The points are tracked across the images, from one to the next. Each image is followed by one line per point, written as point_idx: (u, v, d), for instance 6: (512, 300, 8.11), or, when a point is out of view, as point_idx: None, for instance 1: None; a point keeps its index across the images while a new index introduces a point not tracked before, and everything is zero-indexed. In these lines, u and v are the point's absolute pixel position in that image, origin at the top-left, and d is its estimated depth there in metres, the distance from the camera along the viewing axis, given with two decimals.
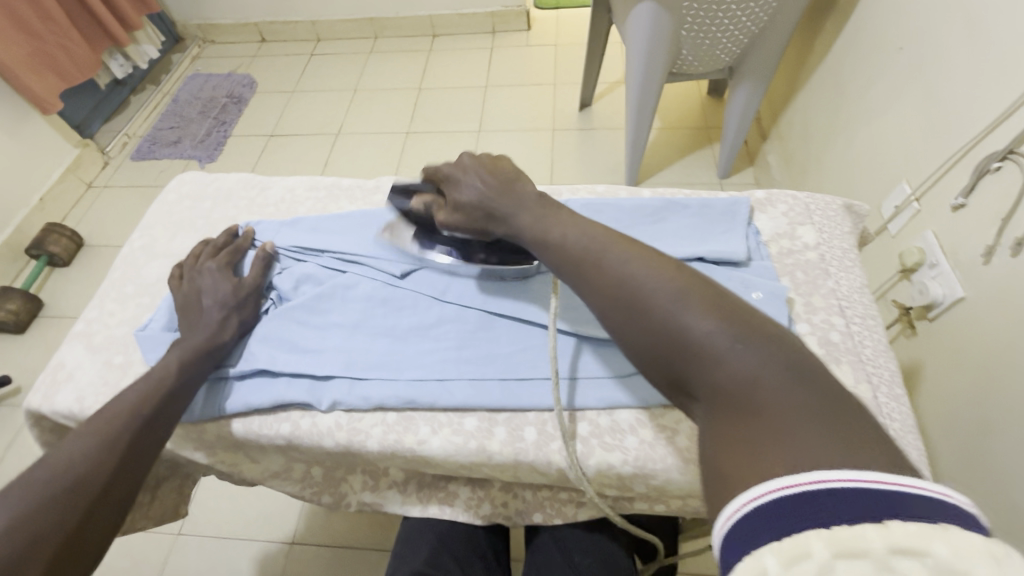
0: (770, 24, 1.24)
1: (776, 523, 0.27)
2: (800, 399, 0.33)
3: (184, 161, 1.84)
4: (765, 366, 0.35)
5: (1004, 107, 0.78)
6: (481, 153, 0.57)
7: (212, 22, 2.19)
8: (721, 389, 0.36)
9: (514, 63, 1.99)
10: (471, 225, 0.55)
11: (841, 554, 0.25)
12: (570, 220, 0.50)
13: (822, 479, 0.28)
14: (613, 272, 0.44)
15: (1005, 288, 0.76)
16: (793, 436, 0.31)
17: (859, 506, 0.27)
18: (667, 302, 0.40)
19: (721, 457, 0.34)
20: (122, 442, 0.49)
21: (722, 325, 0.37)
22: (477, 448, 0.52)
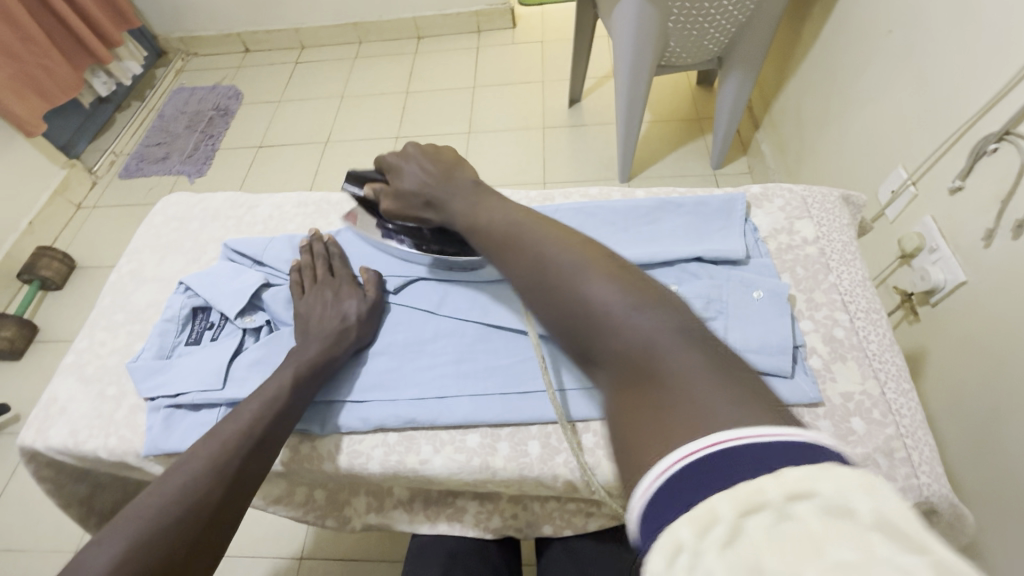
0: (756, 12, 1.23)
1: (681, 490, 0.26)
2: (688, 355, 0.35)
3: (173, 177, 1.82)
4: (660, 330, 0.37)
5: (999, 87, 0.77)
6: (424, 143, 0.61)
7: (194, 34, 2.16)
8: (622, 356, 0.37)
9: (500, 61, 1.97)
10: (410, 211, 0.60)
11: (746, 511, 0.23)
12: (500, 205, 0.53)
13: (713, 438, 0.28)
14: (529, 255, 0.46)
15: (1008, 271, 0.75)
16: (680, 391, 0.33)
17: (751, 459, 0.26)
18: (575, 279, 0.43)
19: (622, 421, 0.35)
20: (230, 467, 0.45)
21: (623, 297, 0.40)
22: (480, 465, 0.51)
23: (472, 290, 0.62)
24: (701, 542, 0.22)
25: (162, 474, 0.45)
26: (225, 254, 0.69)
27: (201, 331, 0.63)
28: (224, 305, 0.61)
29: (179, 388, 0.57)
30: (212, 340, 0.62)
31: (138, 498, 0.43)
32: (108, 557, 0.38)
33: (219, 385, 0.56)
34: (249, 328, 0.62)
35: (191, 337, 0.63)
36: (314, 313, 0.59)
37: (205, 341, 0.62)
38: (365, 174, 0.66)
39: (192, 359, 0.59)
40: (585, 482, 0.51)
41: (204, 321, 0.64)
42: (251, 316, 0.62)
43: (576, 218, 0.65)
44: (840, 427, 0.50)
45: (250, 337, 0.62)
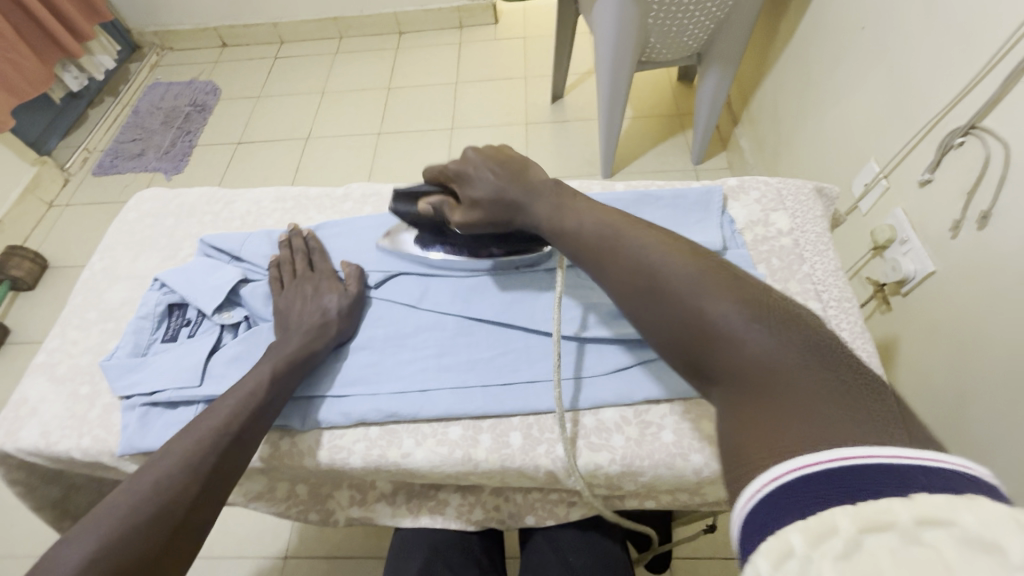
0: (734, 8, 1.24)
1: (797, 502, 0.26)
2: (815, 377, 0.33)
3: (149, 174, 1.78)
4: (784, 346, 0.35)
5: (965, 83, 0.80)
6: (485, 146, 0.56)
7: (169, 28, 2.12)
8: (734, 370, 0.36)
9: (483, 57, 1.97)
10: (487, 219, 0.54)
11: (869, 528, 0.22)
12: (588, 207, 0.51)
13: (840, 456, 0.27)
14: (631, 258, 0.44)
15: (974, 261, 0.77)
16: (806, 412, 0.31)
17: (882, 483, 0.25)
18: (683, 283, 0.40)
19: (734, 433, 0.34)
20: (207, 463, 0.45)
21: (742, 307, 0.37)
22: (462, 457, 0.52)
23: (454, 283, 0.62)
24: (812, 551, 0.22)
25: (137, 470, 0.44)
26: (202, 249, 0.68)
27: (177, 328, 0.62)
28: (200, 301, 0.61)
29: (155, 386, 0.56)
30: (189, 337, 0.61)
31: (113, 494, 0.42)
32: (78, 557, 0.38)
33: (197, 382, 0.56)
34: (227, 324, 0.61)
35: (167, 334, 0.62)
36: (294, 307, 0.58)
37: (182, 338, 0.61)
38: (411, 189, 0.60)
39: (168, 356, 0.58)
40: (567, 472, 0.51)
41: (180, 318, 0.63)
42: (229, 312, 0.62)
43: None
44: None
45: (228, 334, 0.61)
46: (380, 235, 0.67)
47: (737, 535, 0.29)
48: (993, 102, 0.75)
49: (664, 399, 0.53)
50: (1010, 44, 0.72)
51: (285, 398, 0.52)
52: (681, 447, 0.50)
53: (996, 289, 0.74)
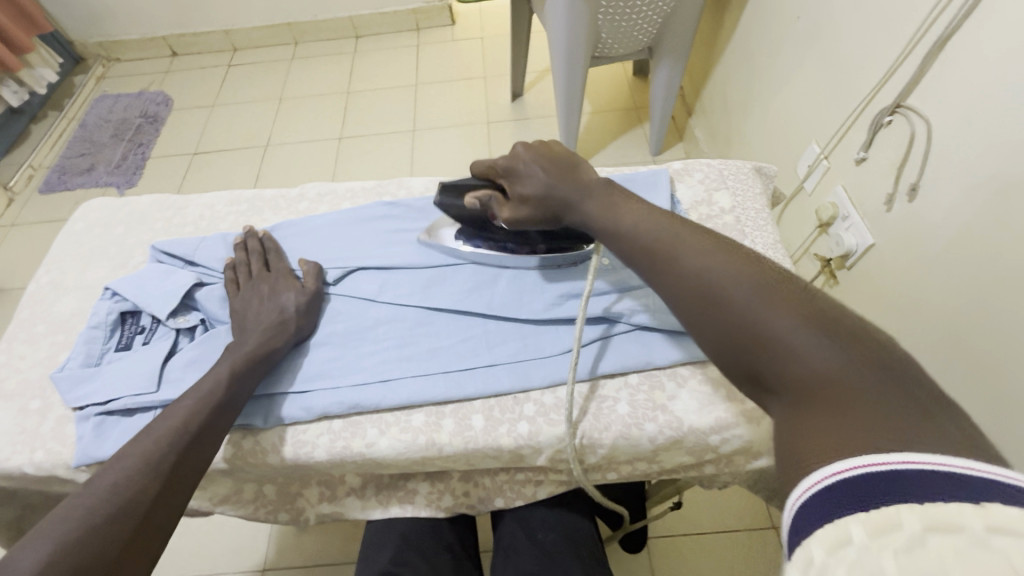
0: (680, 2, 1.29)
1: (864, 498, 0.27)
2: (886, 394, 0.32)
3: (100, 189, 1.72)
4: (846, 363, 0.34)
5: (889, 65, 0.85)
6: (534, 141, 0.56)
7: (114, 38, 2.05)
8: (798, 382, 0.35)
9: (441, 58, 1.98)
10: (533, 214, 0.55)
11: (933, 528, 0.23)
12: (638, 209, 0.50)
13: (908, 459, 0.27)
14: (688, 265, 0.43)
15: (907, 231, 0.83)
16: (881, 424, 0.30)
17: (954, 489, 0.25)
18: (744, 293, 0.39)
19: (795, 442, 0.34)
20: (167, 463, 0.45)
21: (807, 323, 0.36)
22: (426, 442, 0.53)
23: (414, 275, 0.63)
24: (874, 541, 0.24)
25: (93, 474, 0.44)
26: (153, 255, 0.67)
27: (132, 336, 0.61)
28: (153, 307, 0.60)
29: (110, 394, 0.55)
30: (144, 344, 0.60)
31: (70, 498, 0.42)
32: (33, 560, 0.37)
33: (154, 387, 0.55)
34: (183, 328, 0.60)
35: (121, 342, 0.61)
36: (253, 304, 0.59)
37: (137, 346, 0.60)
38: (459, 184, 0.62)
39: (123, 364, 0.57)
40: (530, 449, 0.52)
41: (134, 325, 0.62)
42: (185, 316, 0.61)
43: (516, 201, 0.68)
44: None
45: (184, 338, 0.61)
46: (339, 232, 0.68)
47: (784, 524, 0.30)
48: (914, 82, 0.80)
49: (619, 372, 0.55)
50: (926, 27, 0.77)
51: (246, 396, 0.53)
52: (636, 417, 0.53)
53: (927, 257, 0.79)
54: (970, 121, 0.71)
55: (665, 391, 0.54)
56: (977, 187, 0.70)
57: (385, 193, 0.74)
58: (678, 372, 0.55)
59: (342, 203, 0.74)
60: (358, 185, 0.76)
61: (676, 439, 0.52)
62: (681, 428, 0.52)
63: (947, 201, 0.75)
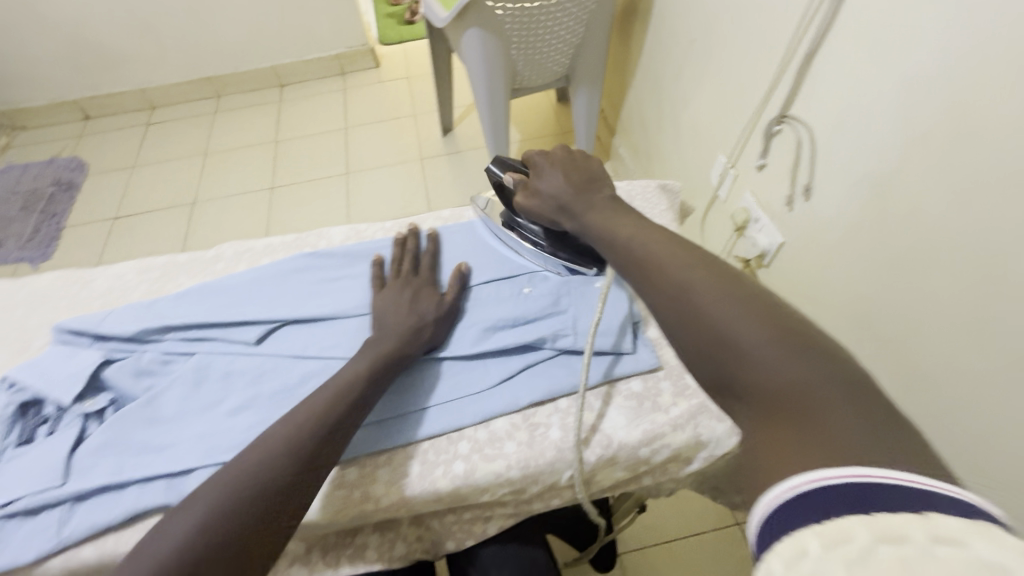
0: (587, 33, 1.36)
1: (822, 512, 0.26)
2: (855, 419, 0.31)
3: (10, 266, 1.60)
4: (818, 381, 0.33)
5: (770, 79, 0.92)
6: (572, 150, 0.62)
7: (19, 106, 1.95)
8: (766, 390, 0.34)
9: (369, 100, 1.99)
10: (544, 212, 0.61)
11: (882, 538, 0.23)
12: (636, 226, 0.51)
13: (856, 473, 0.27)
14: (674, 281, 0.42)
15: (808, 228, 0.89)
16: (848, 442, 0.30)
17: (898, 501, 0.25)
18: (725, 307, 0.38)
19: (760, 452, 0.33)
20: (228, 526, 0.39)
21: (784, 340, 0.35)
22: (361, 496, 0.51)
23: (342, 325, 0.62)
24: (831, 554, 0.23)
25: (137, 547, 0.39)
26: (56, 336, 0.63)
27: (34, 428, 0.57)
28: (56, 393, 0.56)
29: (9, 494, 0.50)
30: (49, 435, 0.56)
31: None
32: None
33: (59, 480, 0.51)
34: (91, 412, 0.57)
35: (22, 436, 0.56)
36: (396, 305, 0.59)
37: (41, 438, 0.56)
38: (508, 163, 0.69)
39: (23, 459, 0.53)
40: (468, 488, 0.52)
41: (36, 416, 0.57)
42: (93, 399, 0.58)
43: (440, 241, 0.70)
44: (678, 383, 0.58)
45: (93, 423, 0.57)
46: (255, 288, 0.66)
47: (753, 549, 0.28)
48: (793, 94, 0.87)
49: (548, 399, 0.57)
50: (794, 45, 0.85)
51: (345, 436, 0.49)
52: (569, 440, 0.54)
53: (826, 251, 0.85)
54: (841, 124, 0.78)
55: (593, 411, 0.56)
56: (856, 182, 0.77)
57: (306, 245, 0.74)
58: (606, 391, 0.58)
59: (261, 259, 0.73)
60: (277, 240, 0.75)
61: (609, 457, 0.54)
62: (613, 445, 0.54)
63: (836, 199, 0.81)
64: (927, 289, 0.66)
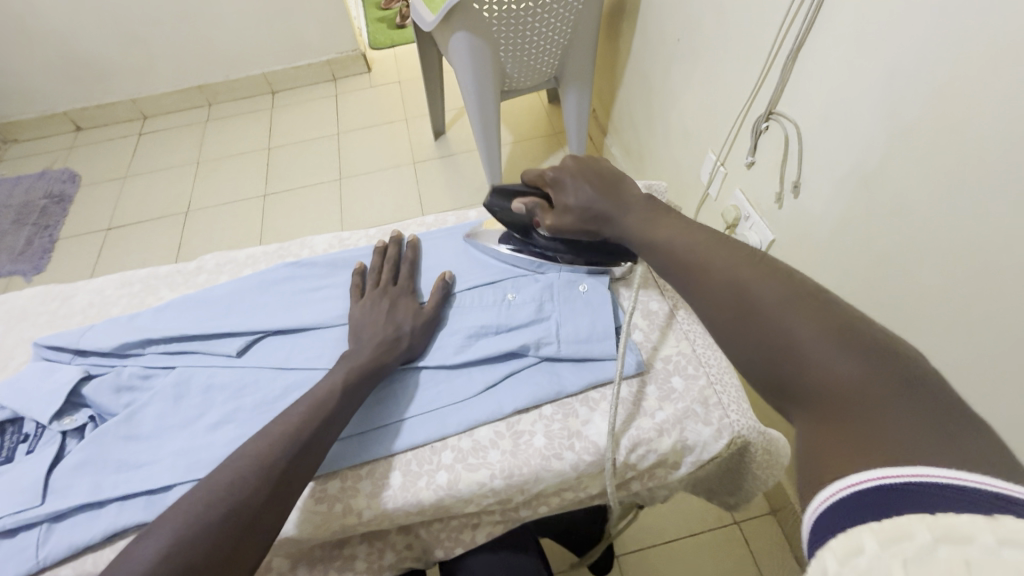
0: (575, 34, 1.35)
1: (884, 506, 0.23)
2: (921, 416, 0.28)
3: (3, 280, 1.59)
4: (883, 379, 0.29)
5: (756, 76, 0.92)
6: (583, 157, 0.58)
7: (10, 119, 1.95)
8: (826, 391, 0.31)
9: (361, 105, 1.98)
10: (576, 224, 0.57)
11: (944, 539, 0.21)
12: (675, 222, 0.48)
13: (916, 472, 0.24)
14: (720, 275, 0.39)
15: (797, 225, 0.88)
16: (895, 441, 0.27)
17: (977, 505, 0.22)
18: (774, 304, 0.35)
19: (811, 455, 0.30)
20: (199, 555, 0.39)
21: (848, 337, 0.32)
22: (343, 510, 0.51)
23: (324, 336, 0.62)
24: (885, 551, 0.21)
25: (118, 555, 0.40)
26: (37, 353, 0.62)
27: (13, 447, 0.56)
28: (33, 411, 0.55)
29: None
30: (28, 454, 0.55)
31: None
32: None
33: (37, 500, 0.50)
34: (70, 429, 0.56)
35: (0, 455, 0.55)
36: (375, 322, 0.58)
37: (19, 457, 0.55)
38: (510, 188, 0.66)
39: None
40: (452, 499, 0.51)
41: (15, 435, 0.56)
42: (72, 416, 0.57)
43: (421, 248, 0.70)
44: (663, 387, 0.58)
45: (73, 440, 0.56)
46: (235, 300, 0.65)
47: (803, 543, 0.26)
48: (779, 92, 0.86)
49: (532, 406, 0.56)
50: (780, 41, 0.84)
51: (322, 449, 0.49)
52: (553, 448, 0.53)
53: (816, 248, 0.84)
54: (827, 120, 0.77)
55: (579, 417, 0.56)
56: (844, 179, 0.76)
57: (288, 255, 0.73)
58: (590, 397, 0.57)
59: (243, 270, 0.72)
60: (259, 250, 0.75)
61: (597, 464, 0.53)
62: (599, 452, 0.53)
63: (824, 197, 0.80)
64: (920, 285, 0.66)
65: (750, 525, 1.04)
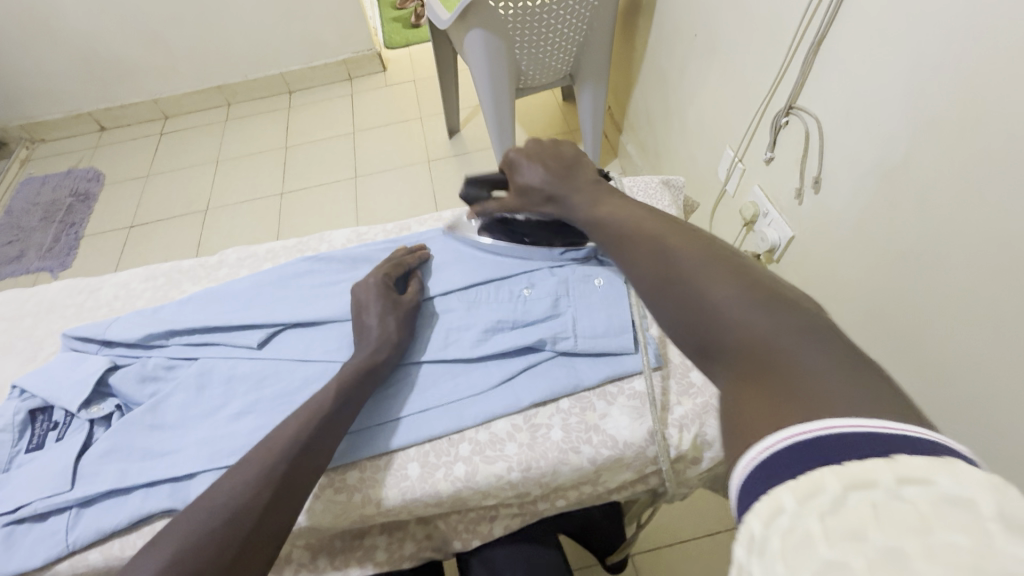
0: (590, 30, 1.34)
1: (801, 463, 0.23)
2: (823, 361, 0.29)
3: (32, 275, 1.63)
4: (784, 328, 0.31)
5: (776, 70, 0.90)
6: (547, 138, 0.59)
7: (39, 119, 2.00)
8: (737, 346, 0.32)
9: (377, 104, 2.00)
10: (534, 206, 0.58)
11: (854, 485, 0.21)
12: (620, 204, 0.49)
13: (829, 424, 0.24)
14: (650, 249, 0.41)
15: (817, 221, 0.87)
16: (819, 391, 0.27)
17: (877, 448, 0.23)
18: (693, 270, 0.37)
19: (738, 412, 0.30)
20: (210, 550, 0.40)
21: (755, 295, 0.34)
22: (362, 500, 0.52)
23: (342, 329, 0.63)
24: (803, 508, 0.21)
25: (150, 540, 0.42)
26: (65, 344, 0.64)
27: (44, 434, 0.57)
28: (63, 399, 0.57)
29: (17, 500, 0.51)
30: (58, 441, 0.56)
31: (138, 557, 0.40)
32: None
33: (66, 485, 0.51)
34: (98, 417, 0.57)
35: (32, 443, 0.57)
36: (369, 310, 0.59)
37: (49, 444, 0.56)
38: (488, 178, 0.65)
39: (33, 466, 0.53)
40: (470, 491, 0.52)
41: (45, 422, 0.58)
42: (99, 405, 0.58)
43: (431, 257, 0.69)
44: (682, 382, 0.57)
45: (100, 428, 0.58)
46: (256, 293, 0.66)
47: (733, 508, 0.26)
48: (799, 86, 0.85)
49: (550, 399, 0.56)
50: (800, 34, 0.82)
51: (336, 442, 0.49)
52: (571, 441, 0.53)
53: (836, 244, 0.83)
54: (848, 114, 0.76)
55: (596, 411, 0.55)
56: (865, 175, 0.74)
57: (307, 249, 0.75)
58: (607, 391, 0.57)
59: (263, 265, 0.74)
60: (278, 245, 0.76)
61: (616, 457, 0.53)
62: (618, 446, 0.53)
63: (845, 192, 0.79)
64: (942, 279, 0.64)
65: None
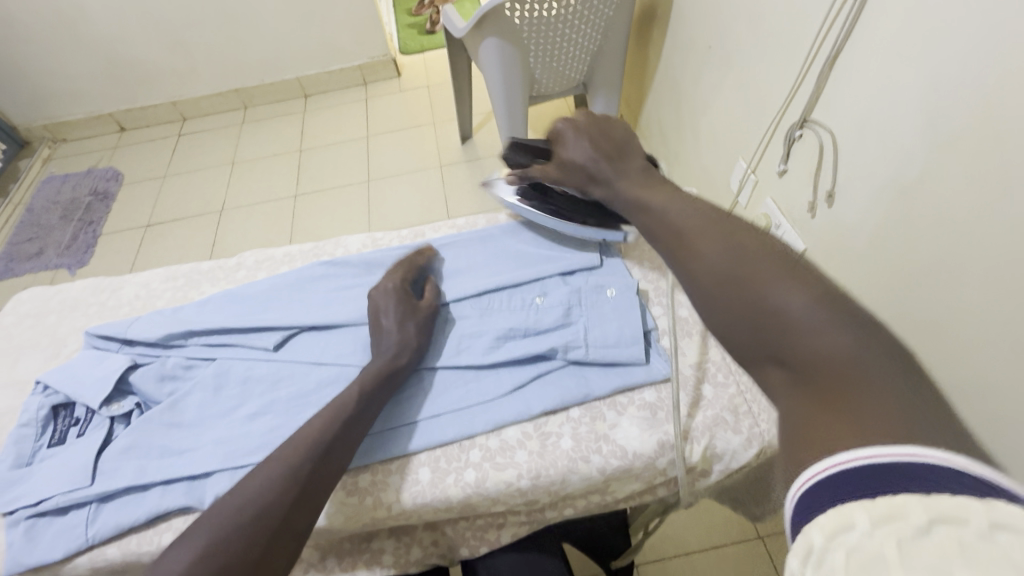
0: (604, 40, 1.35)
1: (881, 487, 0.24)
2: (897, 388, 0.30)
3: (50, 272, 1.67)
4: (864, 350, 0.31)
5: (791, 83, 0.90)
6: (594, 113, 0.59)
7: (61, 119, 2.05)
8: (811, 361, 0.32)
9: (391, 109, 2.02)
10: (575, 182, 0.59)
11: (939, 519, 0.22)
12: (672, 192, 0.48)
13: (915, 451, 0.25)
14: (714, 249, 0.39)
15: (830, 235, 0.86)
16: (881, 419, 0.28)
17: (968, 487, 0.23)
18: (765, 274, 0.36)
19: (804, 429, 0.31)
20: (237, 548, 0.41)
21: (830, 311, 0.33)
22: (373, 503, 0.52)
23: (355, 334, 0.64)
24: (876, 531, 0.22)
25: (182, 533, 0.43)
26: (88, 342, 0.66)
27: (66, 430, 0.59)
28: (86, 397, 0.58)
29: (40, 494, 0.52)
30: (79, 437, 0.58)
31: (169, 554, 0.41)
32: None
33: (87, 481, 0.53)
34: (118, 415, 0.59)
35: (54, 438, 0.58)
36: (389, 315, 0.60)
37: (70, 440, 0.58)
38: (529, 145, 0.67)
39: (54, 461, 0.55)
40: (480, 497, 0.52)
41: (67, 418, 0.59)
42: (119, 402, 0.60)
43: (440, 262, 0.70)
44: (693, 395, 0.58)
45: (120, 425, 0.59)
46: (273, 296, 0.68)
47: (787, 522, 0.28)
48: (814, 99, 0.85)
49: (560, 408, 0.57)
50: (816, 48, 0.82)
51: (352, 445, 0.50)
52: (581, 450, 0.54)
53: (849, 258, 0.83)
54: (864, 128, 0.76)
55: (606, 420, 0.56)
56: (881, 190, 0.74)
57: (323, 253, 0.76)
58: (618, 401, 0.57)
59: (280, 268, 0.75)
60: (295, 249, 0.77)
61: (625, 468, 0.53)
62: (627, 456, 0.53)
63: (859, 206, 0.79)
64: (956, 298, 0.64)
65: (774, 540, 1.01)
